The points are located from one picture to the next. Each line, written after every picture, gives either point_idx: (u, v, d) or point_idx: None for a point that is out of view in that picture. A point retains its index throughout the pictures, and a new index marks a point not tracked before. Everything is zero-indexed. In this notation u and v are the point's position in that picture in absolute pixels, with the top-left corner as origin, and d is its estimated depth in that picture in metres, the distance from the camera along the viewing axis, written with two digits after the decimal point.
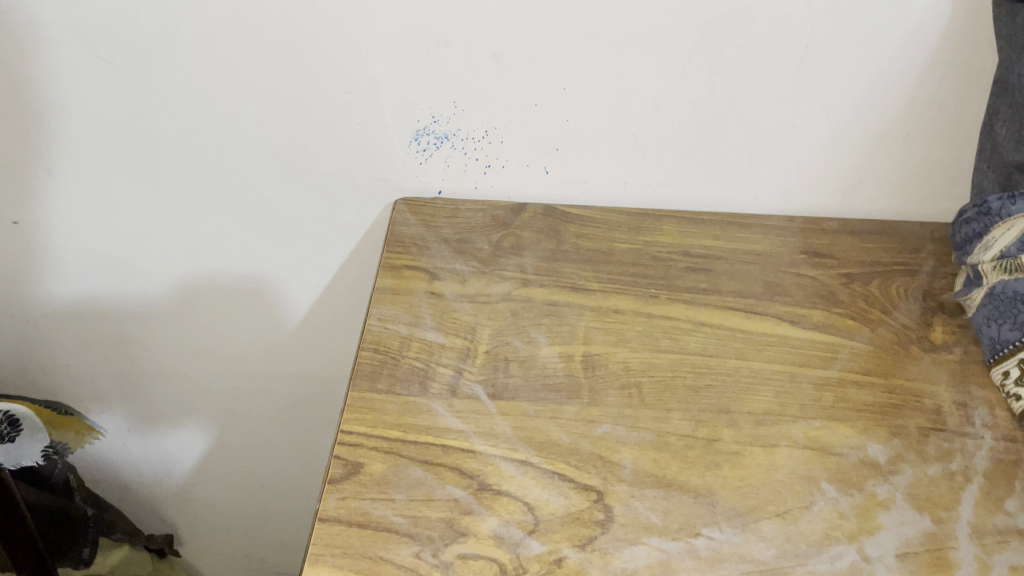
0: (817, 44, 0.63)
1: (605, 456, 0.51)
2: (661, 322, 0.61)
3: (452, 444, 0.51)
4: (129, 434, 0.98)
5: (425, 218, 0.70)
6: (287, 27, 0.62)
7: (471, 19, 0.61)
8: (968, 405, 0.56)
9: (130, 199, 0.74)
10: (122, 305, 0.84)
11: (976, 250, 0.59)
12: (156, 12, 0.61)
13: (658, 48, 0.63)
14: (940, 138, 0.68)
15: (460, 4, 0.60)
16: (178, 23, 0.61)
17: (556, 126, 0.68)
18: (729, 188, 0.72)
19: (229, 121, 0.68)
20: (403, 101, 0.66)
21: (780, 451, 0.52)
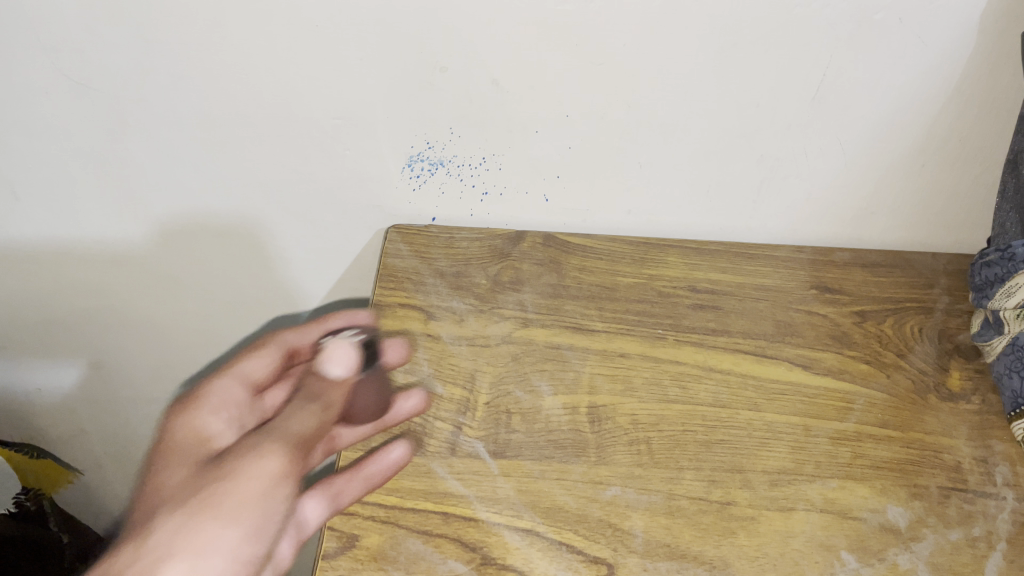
0: (836, 76, 0.59)
1: (614, 524, 0.49)
2: (669, 367, 0.58)
3: (453, 512, 0.49)
4: (102, 459, 0.94)
5: (419, 249, 0.67)
6: (273, 49, 0.57)
7: (471, 44, 0.57)
8: (988, 461, 0.54)
9: (108, 225, 0.70)
10: (94, 331, 0.80)
11: (997, 295, 0.57)
12: (132, 33, 0.56)
13: (667, 79, 0.59)
14: (955, 169, 0.64)
15: (459, 27, 0.56)
16: (155, 45, 0.57)
17: (558, 153, 0.65)
18: (735, 218, 0.69)
19: (210, 145, 0.64)
20: (398, 128, 0.63)
21: (797, 516, 0.50)
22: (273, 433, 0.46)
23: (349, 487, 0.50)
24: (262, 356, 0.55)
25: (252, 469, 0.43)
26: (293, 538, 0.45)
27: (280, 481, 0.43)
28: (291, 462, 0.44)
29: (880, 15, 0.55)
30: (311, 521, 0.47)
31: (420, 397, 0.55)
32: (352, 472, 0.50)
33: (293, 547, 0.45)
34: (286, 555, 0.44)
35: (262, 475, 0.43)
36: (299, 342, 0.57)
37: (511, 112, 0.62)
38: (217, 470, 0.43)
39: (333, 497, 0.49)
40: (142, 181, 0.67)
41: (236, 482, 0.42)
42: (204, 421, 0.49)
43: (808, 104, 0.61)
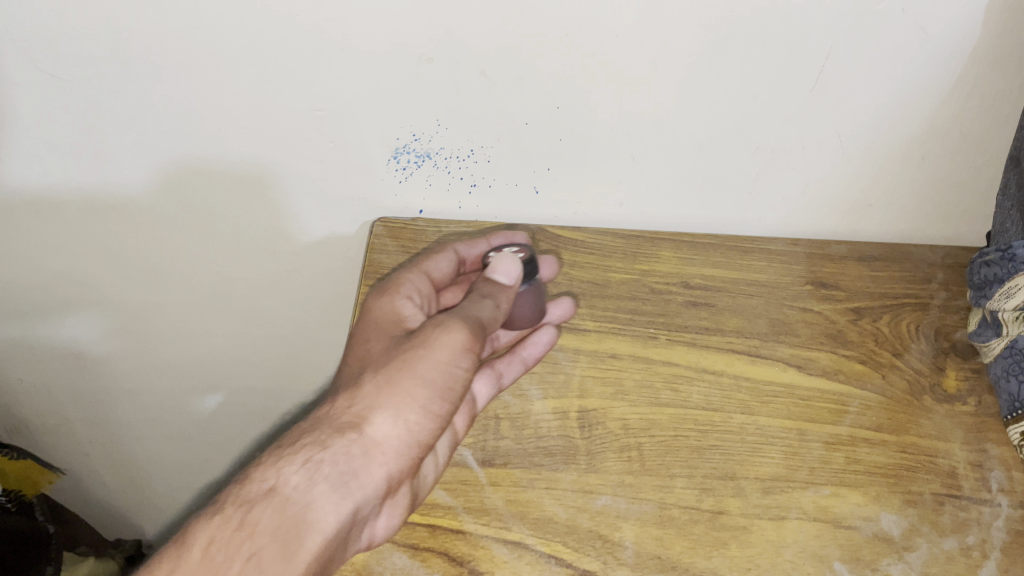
0: (836, 67, 0.56)
1: (605, 535, 0.48)
2: (661, 368, 0.57)
3: (440, 523, 0.49)
4: (88, 450, 0.92)
5: (406, 244, 0.68)
6: (248, 36, 0.54)
7: (456, 32, 0.54)
8: (983, 466, 0.53)
9: (83, 219, 0.68)
10: (77, 326, 0.77)
11: (996, 296, 0.54)
12: (105, 22, 0.53)
13: (660, 69, 0.56)
14: (955, 161, 0.61)
15: (442, 16, 0.53)
16: (125, 34, 0.54)
17: (548, 145, 0.62)
18: (729, 210, 0.68)
19: (188, 136, 0.61)
20: (383, 120, 0.60)
21: (789, 525, 0.49)
22: (455, 315, 0.48)
23: (512, 368, 0.56)
24: (435, 256, 0.62)
25: (447, 352, 0.46)
26: (464, 411, 0.52)
27: (468, 356, 0.47)
28: (477, 348, 0.47)
29: (883, 4, 0.51)
30: (479, 400, 0.53)
31: (569, 306, 0.60)
32: (515, 354, 0.56)
33: (462, 424, 0.52)
34: (461, 424, 0.52)
35: (455, 360, 0.46)
36: (469, 252, 0.63)
37: (498, 103, 0.59)
38: (415, 344, 0.47)
39: (498, 378, 0.55)
40: (118, 175, 0.64)
41: (430, 358, 0.46)
42: (395, 312, 0.56)
43: (807, 95, 0.58)
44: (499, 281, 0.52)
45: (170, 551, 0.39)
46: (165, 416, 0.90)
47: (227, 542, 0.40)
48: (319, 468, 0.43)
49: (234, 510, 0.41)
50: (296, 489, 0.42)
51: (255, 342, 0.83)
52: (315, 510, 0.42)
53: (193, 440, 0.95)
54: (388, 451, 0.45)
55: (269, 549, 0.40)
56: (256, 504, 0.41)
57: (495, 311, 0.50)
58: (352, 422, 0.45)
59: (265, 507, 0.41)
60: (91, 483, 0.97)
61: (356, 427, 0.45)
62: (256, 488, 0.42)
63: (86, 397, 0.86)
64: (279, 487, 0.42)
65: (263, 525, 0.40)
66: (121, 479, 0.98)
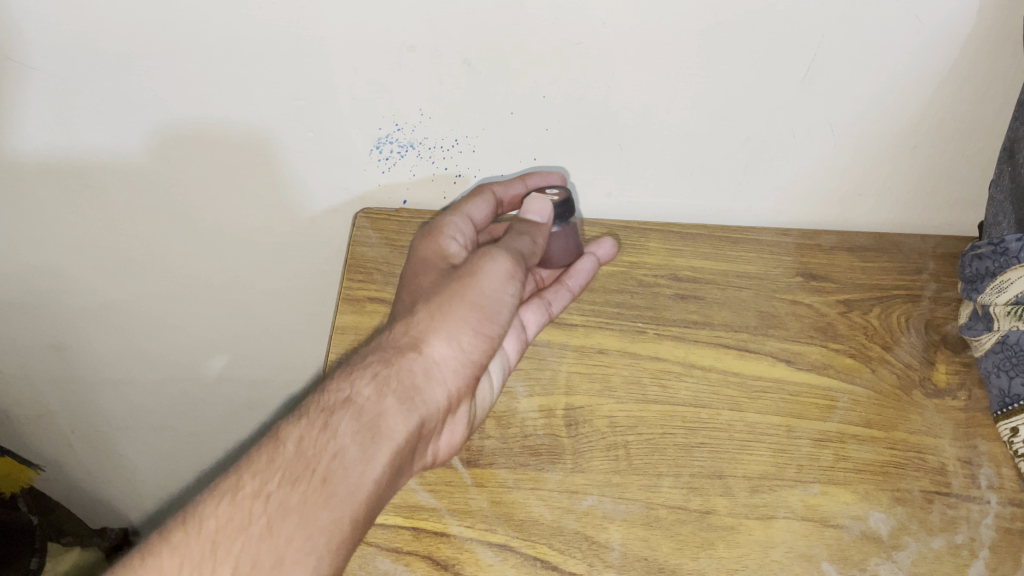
0: (827, 55, 0.54)
1: (591, 536, 0.48)
2: (649, 363, 0.56)
3: (424, 526, 0.48)
4: (71, 439, 0.91)
5: (389, 236, 0.67)
6: (223, 23, 0.52)
7: (438, 20, 0.52)
8: (973, 462, 0.53)
9: (59, 211, 0.66)
10: (56, 314, 0.76)
11: (988, 289, 0.54)
12: (73, 8, 0.51)
13: (649, 57, 0.55)
14: (947, 149, 0.60)
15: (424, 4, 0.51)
16: (96, 20, 0.52)
17: (534, 135, 0.61)
18: (719, 200, 0.66)
19: (166, 125, 0.60)
20: (366, 110, 0.59)
21: (777, 524, 0.49)
22: (500, 248, 0.50)
23: (560, 297, 0.58)
24: (478, 199, 0.58)
25: (492, 281, 0.48)
26: (516, 340, 0.54)
27: (512, 285, 0.49)
28: (520, 275, 0.50)
29: None
30: (531, 330, 0.56)
31: (610, 246, 0.61)
32: (561, 284, 0.58)
33: (515, 353, 0.54)
34: (514, 352, 0.54)
35: (501, 288, 0.49)
36: (508, 194, 0.60)
37: (483, 92, 0.57)
38: (464, 270, 0.49)
39: (547, 307, 0.57)
40: (93, 166, 0.63)
41: (481, 282, 0.48)
42: (441, 252, 0.55)
43: (797, 84, 0.56)
44: (533, 221, 0.54)
45: (263, 449, 0.41)
46: (148, 405, 0.89)
47: (313, 441, 0.41)
48: (388, 381, 0.45)
49: (317, 415, 0.42)
50: (369, 399, 0.44)
51: (237, 333, 0.82)
52: (388, 418, 0.44)
53: (177, 429, 0.93)
54: (448, 369, 0.46)
55: (350, 450, 0.41)
56: (337, 411, 0.43)
57: (533, 247, 0.52)
58: (412, 342, 0.47)
59: (344, 413, 0.43)
60: (74, 473, 0.96)
61: (416, 347, 0.46)
62: (334, 397, 0.44)
63: (68, 386, 0.84)
64: (354, 397, 0.43)
65: (344, 427, 0.42)
66: (104, 468, 0.97)
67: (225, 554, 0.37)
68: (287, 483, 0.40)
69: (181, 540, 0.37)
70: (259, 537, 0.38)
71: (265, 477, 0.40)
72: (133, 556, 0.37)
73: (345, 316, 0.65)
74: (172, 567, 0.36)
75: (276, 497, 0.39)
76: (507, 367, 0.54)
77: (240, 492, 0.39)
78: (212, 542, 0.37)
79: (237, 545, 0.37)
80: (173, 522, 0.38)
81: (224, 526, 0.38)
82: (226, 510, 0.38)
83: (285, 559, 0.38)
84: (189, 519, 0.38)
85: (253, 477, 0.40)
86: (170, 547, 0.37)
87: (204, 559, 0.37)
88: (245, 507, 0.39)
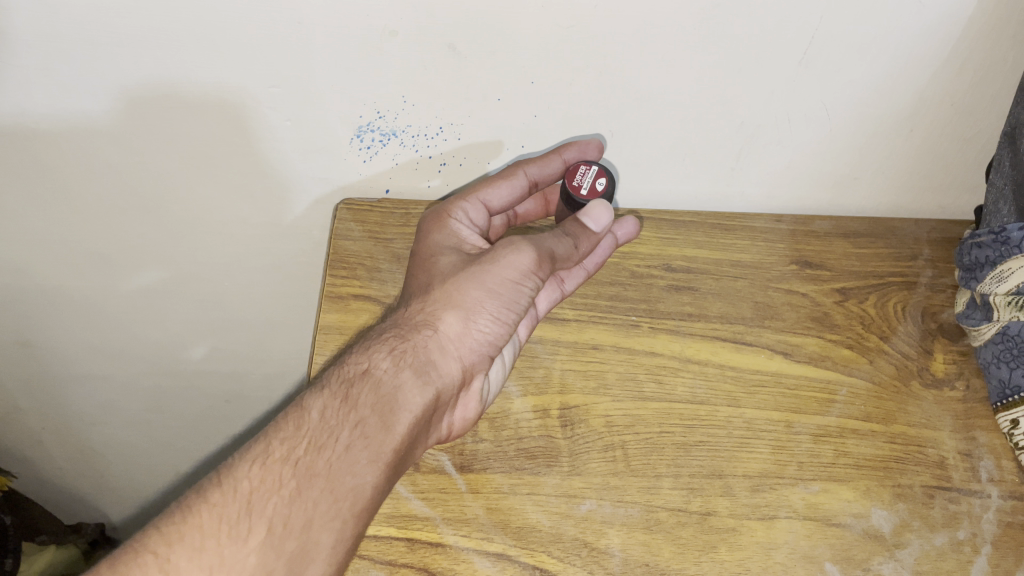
0: (827, 38, 0.51)
1: (591, 542, 0.48)
2: (644, 359, 0.56)
3: (418, 537, 0.48)
4: (43, 437, 0.88)
5: (371, 229, 0.65)
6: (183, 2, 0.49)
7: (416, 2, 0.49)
8: (973, 455, 0.53)
9: (24, 202, 0.63)
10: (21, 309, 0.73)
11: (987, 279, 0.53)
12: None
13: (639, 42, 0.51)
14: (946, 133, 0.57)
15: None
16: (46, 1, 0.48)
17: (522, 121, 0.58)
18: (712, 185, 0.63)
19: (131, 112, 0.56)
20: (345, 98, 0.56)
21: (779, 525, 0.49)
22: (528, 239, 0.50)
23: (574, 276, 0.57)
24: (501, 184, 0.57)
25: (517, 270, 0.49)
26: (526, 317, 0.55)
27: (531, 280, 0.50)
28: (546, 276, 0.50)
29: None
30: (543, 307, 0.56)
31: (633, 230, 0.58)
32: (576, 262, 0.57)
33: (525, 330, 0.55)
34: (524, 330, 0.55)
35: (524, 280, 0.49)
36: (543, 175, 0.58)
37: (468, 79, 0.54)
38: (485, 256, 0.50)
39: (560, 285, 0.57)
40: (62, 158, 0.59)
41: (503, 270, 0.49)
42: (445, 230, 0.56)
43: (794, 68, 0.53)
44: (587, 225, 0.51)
45: (288, 417, 0.44)
46: (123, 399, 0.87)
47: (336, 411, 0.44)
48: (403, 356, 0.48)
49: (337, 386, 0.46)
50: (386, 372, 0.47)
51: (215, 325, 0.80)
52: (404, 391, 0.46)
53: (153, 424, 0.91)
54: (461, 347, 0.49)
55: (370, 421, 0.45)
56: (355, 383, 0.46)
57: (572, 251, 0.51)
58: (426, 320, 0.49)
59: (363, 385, 0.46)
60: (49, 470, 0.94)
61: (430, 324, 0.49)
62: (353, 369, 0.47)
63: (35, 383, 0.81)
64: (372, 370, 0.47)
65: (364, 399, 0.45)
66: (79, 463, 0.94)
67: (260, 513, 0.41)
68: (312, 450, 0.43)
69: (217, 499, 0.41)
70: (289, 499, 0.41)
71: (293, 443, 0.43)
72: (174, 512, 0.40)
73: (329, 314, 0.62)
74: (210, 524, 0.40)
75: (303, 464, 0.42)
76: (520, 344, 0.55)
77: (270, 457, 0.42)
78: (247, 501, 0.41)
79: (270, 505, 0.41)
80: (209, 482, 0.42)
81: (257, 487, 0.41)
82: (258, 472, 0.42)
83: (313, 523, 0.41)
84: (224, 480, 0.42)
85: (280, 442, 0.43)
86: (208, 506, 0.40)
87: (239, 518, 0.40)
88: (275, 471, 0.42)
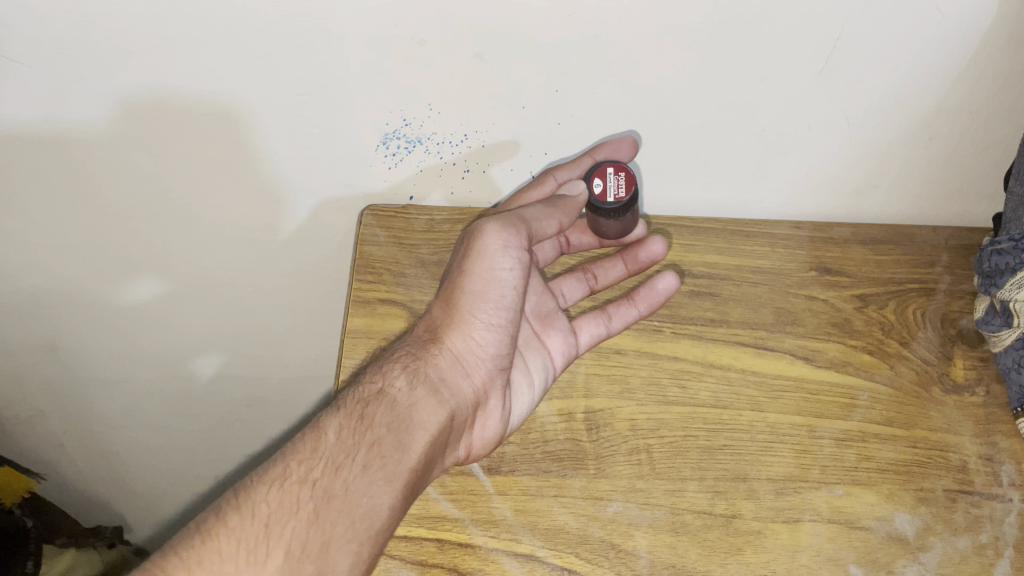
0: (847, 47, 0.51)
1: (618, 544, 0.49)
2: (668, 364, 0.57)
3: (448, 538, 0.50)
4: (64, 441, 0.89)
5: (396, 234, 0.66)
6: (213, 6, 0.49)
7: (442, 10, 0.50)
8: (994, 459, 0.54)
9: (53, 208, 0.64)
10: (46, 313, 0.74)
11: (1006, 285, 0.53)
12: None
13: (661, 50, 0.52)
14: (965, 141, 0.58)
15: None
16: (80, 5, 0.49)
17: (545, 129, 0.59)
18: (733, 191, 0.64)
19: (161, 119, 0.57)
20: (371, 106, 0.57)
21: (804, 528, 0.50)
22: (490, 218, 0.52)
23: (624, 313, 0.58)
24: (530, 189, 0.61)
25: (493, 257, 0.52)
26: (563, 343, 0.58)
27: (509, 254, 0.52)
28: (520, 241, 0.52)
29: None
30: (585, 342, 0.58)
31: (672, 279, 0.58)
32: (628, 301, 0.59)
33: (560, 357, 0.57)
34: (560, 356, 0.58)
35: (500, 261, 0.52)
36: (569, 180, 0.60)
37: (492, 87, 0.55)
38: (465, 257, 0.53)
39: (606, 321, 0.58)
40: (89, 164, 0.61)
41: (478, 263, 0.52)
42: None
43: (814, 77, 0.53)
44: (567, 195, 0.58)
45: (305, 439, 0.46)
46: (142, 405, 0.87)
47: (352, 431, 0.47)
48: (416, 374, 0.51)
49: (353, 406, 0.48)
50: (401, 391, 0.50)
51: (234, 331, 0.81)
52: (419, 410, 0.49)
53: (173, 429, 0.91)
54: (469, 362, 0.53)
55: (386, 440, 0.47)
56: (371, 402, 0.49)
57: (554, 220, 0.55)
58: (433, 338, 0.53)
59: (378, 404, 0.48)
60: (70, 475, 0.95)
61: (437, 340, 0.53)
62: (368, 390, 0.49)
63: (58, 387, 0.82)
64: (387, 389, 0.50)
65: (379, 418, 0.48)
66: (99, 468, 0.95)
67: (278, 537, 0.42)
68: (329, 471, 0.45)
69: (236, 523, 0.42)
70: (307, 522, 0.43)
71: (310, 464, 0.45)
72: (192, 536, 0.41)
73: (356, 319, 0.63)
74: (229, 549, 0.41)
75: (321, 484, 0.44)
76: (552, 371, 0.57)
77: (288, 479, 0.44)
78: (265, 525, 0.42)
79: (288, 528, 0.42)
80: (228, 505, 0.43)
81: (274, 511, 0.43)
82: (276, 496, 0.43)
83: (330, 545, 0.43)
84: (242, 503, 0.43)
85: (299, 464, 0.45)
86: (226, 530, 0.42)
87: (258, 542, 0.41)
88: (293, 494, 0.43)
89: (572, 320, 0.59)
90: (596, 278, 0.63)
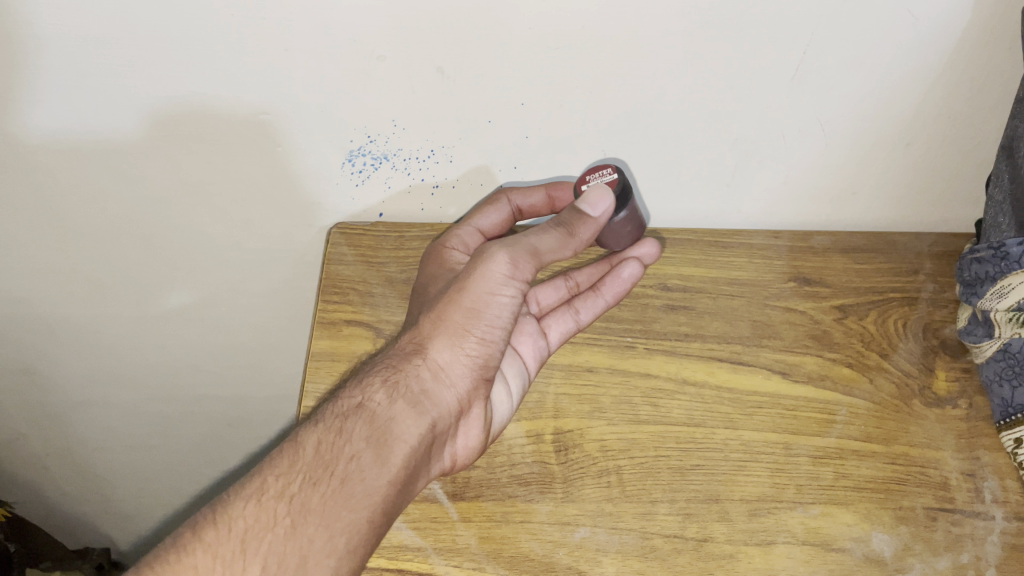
0: (818, 52, 0.50)
1: (584, 571, 0.48)
2: (640, 382, 0.56)
3: (410, 568, 0.49)
4: (47, 465, 0.89)
5: (365, 253, 0.65)
6: (163, 26, 0.48)
7: (399, 21, 0.48)
8: (977, 475, 0.52)
9: (20, 233, 0.63)
10: (19, 337, 0.73)
11: (988, 295, 0.52)
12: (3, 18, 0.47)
13: (626, 60, 0.51)
14: (944, 146, 0.56)
15: (380, 9, 0.48)
16: (28, 29, 0.48)
17: (513, 142, 0.57)
18: (709, 202, 0.62)
19: (122, 142, 0.57)
20: (335, 123, 0.56)
21: (777, 551, 0.49)
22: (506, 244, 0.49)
23: (591, 305, 0.58)
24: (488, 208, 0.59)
25: (495, 280, 0.49)
26: (533, 347, 0.57)
27: (514, 284, 0.49)
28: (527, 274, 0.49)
29: None
30: (554, 339, 0.58)
31: (636, 265, 0.57)
32: (595, 292, 0.58)
33: (533, 360, 0.56)
34: (533, 359, 0.56)
35: (501, 288, 0.49)
36: (527, 201, 0.59)
37: (458, 101, 0.54)
38: (465, 271, 0.50)
39: (574, 315, 0.58)
40: (54, 187, 0.60)
41: (481, 284, 0.49)
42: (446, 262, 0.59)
43: (785, 84, 0.52)
44: (584, 211, 0.51)
45: (283, 454, 0.45)
46: (124, 425, 0.86)
47: (330, 445, 0.45)
48: (397, 387, 0.48)
49: (332, 420, 0.46)
50: (380, 404, 0.47)
51: (212, 350, 0.80)
52: (400, 423, 0.47)
53: (155, 448, 0.90)
54: (455, 373, 0.50)
55: (365, 454, 0.45)
56: (349, 417, 0.46)
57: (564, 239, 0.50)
58: (417, 349, 0.50)
59: (357, 418, 0.46)
60: (55, 497, 0.94)
61: (421, 353, 0.49)
62: (346, 403, 0.47)
63: (37, 410, 0.81)
64: (366, 402, 0.47)
65: (358, 431, 0.45)
66: (84, 490, 0.95)
67: (254, 553, 0.40)
68: (307, 487, 0.43)
69: (212, 539, 0.41)
70: (284, 537, 0.41)
71: (287, 479, 0.43)
72: (169, 551, 0.40)
73: (322, 341, 0.63)
74: (205, 564, 0.40)
75: (298, 500, 0.42)
76: (527, 376, 0.56)
77: (265, 494, 0.42)
78: (242, 540, 0.41)
79: (264, 544, 0.41)
80: (204, 519, 0.42)
81: (252, 526, 0.41)
82: (254, 511, 0.42)
83: (309, 559, 0.41)
84: (219, 518, 0.41)
85: (276, 479, 0.43)
86: (204, 546, 0.40)
87: (234, 557, 0.40)
88: (270, 509, 0.42)
89: (539, 322, 0.58)
90: (578, 284, 0.61)
